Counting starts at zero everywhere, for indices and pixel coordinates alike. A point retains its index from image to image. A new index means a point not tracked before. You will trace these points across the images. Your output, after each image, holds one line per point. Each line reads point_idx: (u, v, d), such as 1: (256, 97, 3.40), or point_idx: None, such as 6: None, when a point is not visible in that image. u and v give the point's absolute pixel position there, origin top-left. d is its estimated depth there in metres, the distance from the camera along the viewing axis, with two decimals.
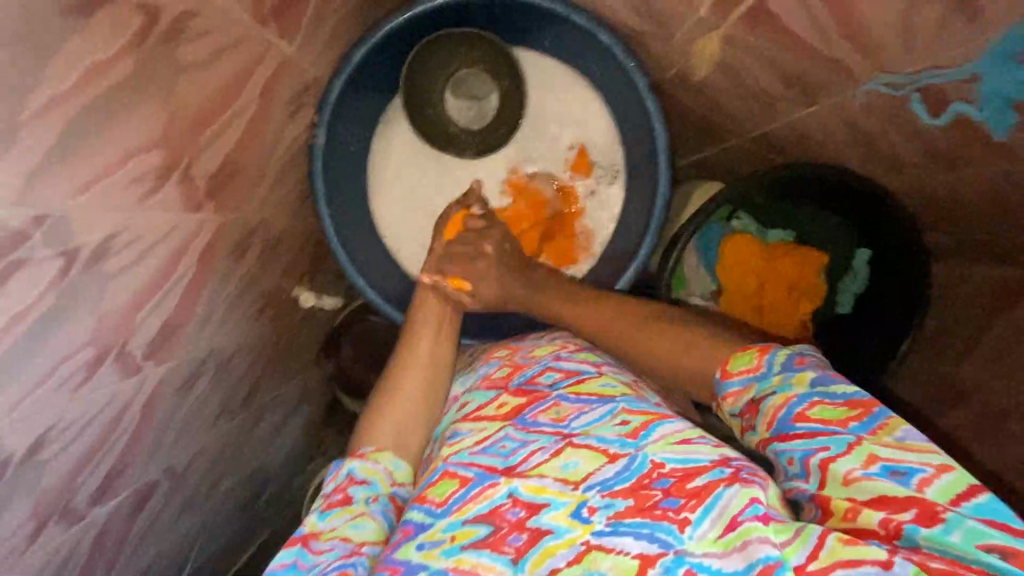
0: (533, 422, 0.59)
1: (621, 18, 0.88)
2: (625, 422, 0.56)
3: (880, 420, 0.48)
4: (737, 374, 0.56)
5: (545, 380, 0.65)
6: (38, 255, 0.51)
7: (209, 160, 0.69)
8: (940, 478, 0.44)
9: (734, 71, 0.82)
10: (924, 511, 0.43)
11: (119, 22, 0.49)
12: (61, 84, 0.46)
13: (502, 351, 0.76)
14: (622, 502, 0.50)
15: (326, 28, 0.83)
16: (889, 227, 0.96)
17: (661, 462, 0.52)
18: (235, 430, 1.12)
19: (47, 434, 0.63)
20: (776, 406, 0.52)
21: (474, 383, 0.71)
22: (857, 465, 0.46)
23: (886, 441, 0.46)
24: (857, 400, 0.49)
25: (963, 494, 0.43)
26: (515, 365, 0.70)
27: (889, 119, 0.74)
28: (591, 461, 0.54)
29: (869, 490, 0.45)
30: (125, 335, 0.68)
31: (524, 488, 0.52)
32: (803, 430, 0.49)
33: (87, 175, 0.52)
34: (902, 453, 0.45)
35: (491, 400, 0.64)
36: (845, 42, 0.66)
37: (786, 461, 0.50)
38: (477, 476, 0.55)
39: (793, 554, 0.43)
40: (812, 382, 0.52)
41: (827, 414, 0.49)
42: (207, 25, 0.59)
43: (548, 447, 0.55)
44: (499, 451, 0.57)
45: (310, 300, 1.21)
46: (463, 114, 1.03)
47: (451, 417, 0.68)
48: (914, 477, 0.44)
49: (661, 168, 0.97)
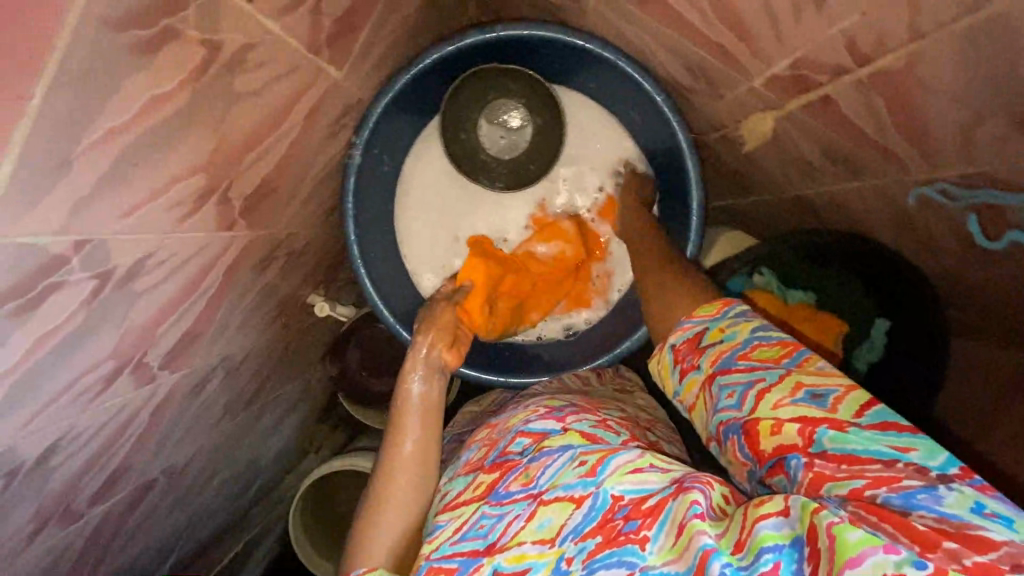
0: (506, 494, 0.56)
1: (670, 71, 0.87)
2: (583, 462, 0.54)
3: (806, 354, 0.52)
4: (699, 317, 0.60)
5: (516, 449, 0.61)
6: (74, 278, 0.51)
7: (248, 181, 0.69)
8: (849, 396, 0.48)
9: (779, 140, 0.81)
10: (832, 422, 0.46)
11: (183, 56, 0.48)
12: (119, 118, 0.45)
13: (483, 432, 0.71)
14: (592, 540, 0.48)
15: (375, 53, 0.82)
16: (913, 302, 0.97)
17: (619, 495, 0.50)
18: (236, 430, 1.12)
19: (58, 443, 0.63)
20: (721, 349, 0.56)
21: (455, 470, 0.67)
22: (786, 393, 0.49)
23: (811, 371, 0.50)
24: (789, 341, 0.54)
25: (866, 405, 0.47)
26: (492, 442, 0.65)
27: (932, 211, 0.73)
28: (562, 512, 0.51)
29: (792, 411, 0.48)
30: (145, 347, 0.68)
31: (506, 560, 0.50)
32: (743, 366, 0.53)
33: (131, 201, 0.52)
34: (821, 379, 0.49)
35: (469, 484, 0.61)
36: (900, 136, 0.64)
37: (724, 392, 0.53)
38: (461, 565, 0.52)
39: (728, 539, 0.44)
40: (754, 329, 0.56)
41: (764, 355, 0.53)
42: (265, 57, 0.58)
43: (522, 514, 0.53)
44: (477, 533, 0.54)
45: (324, 309, 1.15)
46: (496, 142, 1.03)
47: (434, 511, 0.63)
48: (829, 398, 0.48)
49: (691, 227, 0.97)
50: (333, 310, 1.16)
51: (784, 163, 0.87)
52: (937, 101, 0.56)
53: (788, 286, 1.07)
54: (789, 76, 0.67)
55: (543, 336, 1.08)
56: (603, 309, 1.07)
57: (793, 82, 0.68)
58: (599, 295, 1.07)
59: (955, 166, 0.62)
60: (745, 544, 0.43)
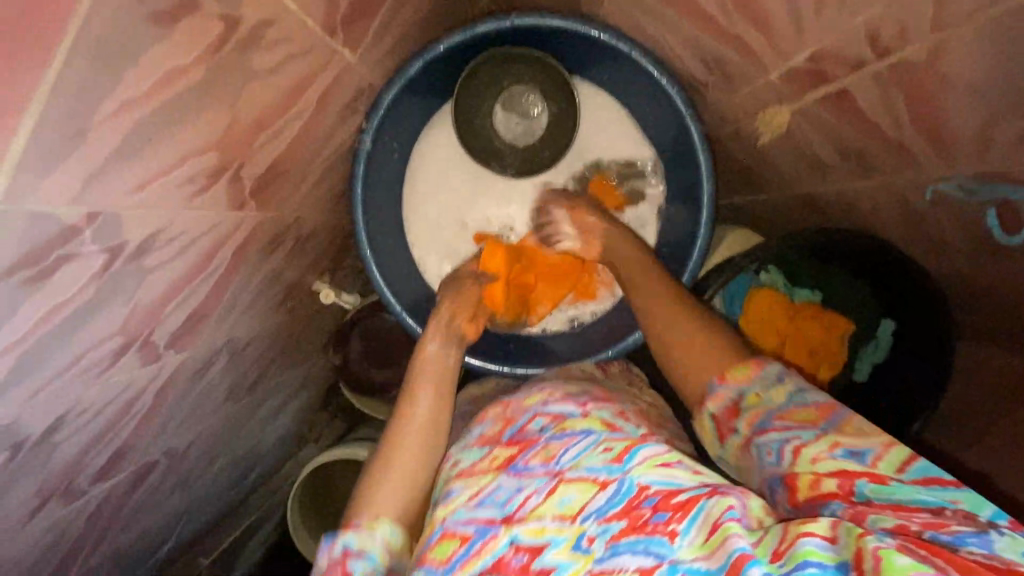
0: (525, 468, 0.56)
1: (685, 65, 0.87)
2: (609, 448, 0.54)
3: (842, 416, 0.54)
4: (730, 382, 0.61)
5: (535, 426, 0.61)
6: (85, 251, 0.50)
7: (260, 161, 0.68)
8: (888, 453, 0.49)
9: (793, 136, 0.81)
10: (873, 476, 0.48)
11: (200, 30, 0.48)
12: (135, 90, 0.45)
13: (495, 407, 0.70)
14: (617, 524, 0.49)
15: (389, 37, 0.82)
16: (919, 304, 0.95)
17: (647, 484, 0.50)
18: (237, 415, 1.12)
19: (63, 418, 0.63)
20: (756, 410, 0.58)
21: (466, 442, 0.66)
22: (824, 448, 0.51)
23: (849, 432, 0.52)
24: (824, 403, 0.56)
25: (906, 461, 0.48)
26: (506, 418, 0.65)
27: (945, 208, 0.72)
28: (584, 493, 0.52)
29: (832, 465, 0.50)
30: (152, 325, 0.67)
31: (524, 533, 0.51)
32: (779, 427, 0.55)
33: (144, 175, 0.51)
34: (859, 438, 0.51)
35: (484, 455, 0.61)
36: (917, 132, 0.64)
37: (765, 451, 0.55)
38: (477, 532, 0.53)
39: (766, 545, 0.44)
40: (789, 393, 0.58)
41: (802, 417, 0.55)
42: (281, 34, 0.58)
43: (541, 490, 0.53)
44: (494, 501, 0.55)
45: (330, 296, 1.16)
46: (512, 129, 1.03)
47: (444, 476, 0.64)
48: (868, 455, 0.49)
49: (701, 219, 0.96)
50: (339, 298, 1.18)
51: (795, 159, 0.86)
52: (957, 97, 0.56)
53: (794, 284, 1.08)
54: (807, 69, 0.67)
55: (549, 329, 1.08)
56: (609, 300, 1.07)
57: (812, 75, 0.67)
58: (605, 285, 1.07)
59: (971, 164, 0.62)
60: (784, 554, 0.43)
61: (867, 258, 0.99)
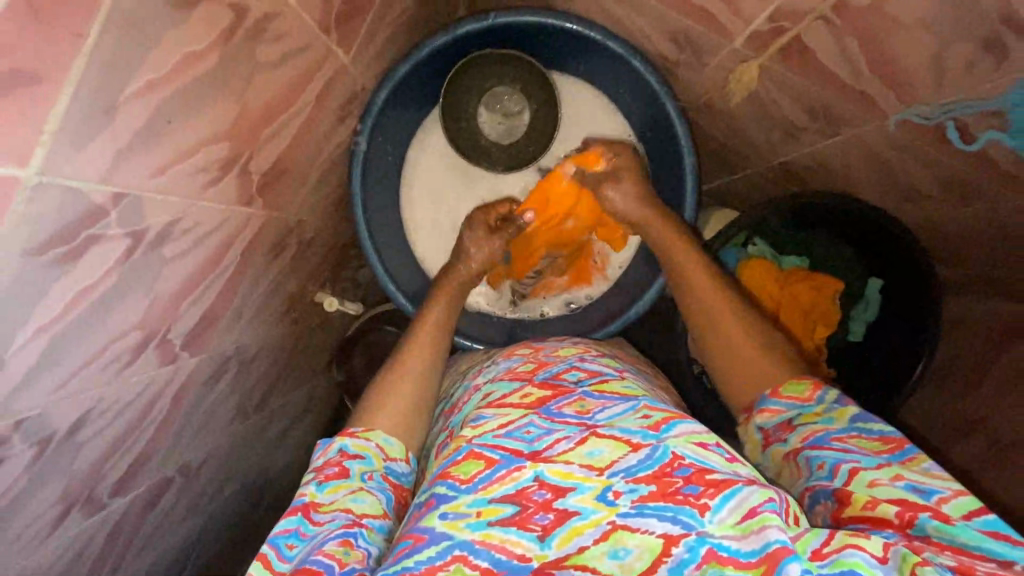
0: (558, 413, 0.57)
1: (656, 47, 0.93)
2: (646, 416, 0.56)
3: (912, 454, 0.51)
4: (786, 398, 0.60)
5: (570, 378, 0.64)
6: (110, 233, 0.53)
7: (265, 157, 0.72)
8: (956, 498, 0.47)
9: (761, 101, 0.87)
10: (937, 513, 0.46)
11: (215, 17, 0.53)
12: (157, 70, 0.49)
13: (525, 349, 0.73)
14: (646, 487, 0.49)
15: (378, 41, 0.87)
16: (902, 258, 0.98)
17: (681, 455, 0.51)
18: (248, 433, 1.08)
19: (87, 415, 0.63)
20: (815, 428, 0.56)
21: (496, 374, 0.68)
22: (884, 477, 0.49)
23: (915, 469, 0.50)
24: (892, 437, 0.54)
25: (975, 511, 0.46)
26: (539, 362, 0.67)
27: (908, 151, 0.78)
28: (614, 449, 0.52)
29: (890, 493, 0.48)
30: (169, 322, 0.68)
31: (550, 472, 0.51)
32: (837, 446, 0.54)
33: (163, 158, 0.54)
34: (926, 477, 0.49)
35: (515, 390, 0.62)
36: (875, 77, 0.69)
37: (815, 465, 0.54)
38: (504, 458, 0.52)
39: (810, 541, 0.45)
40: (853, 418, 0.56)
41: (864, 444, 0.53)
42: (282, 29, 0.63)
43: (572, 437, 0.54)
44: (522, 436, 0.54)
45: (333, 305, 1.14)
46: (495, 129, 1.08)
47: (473, 404, 0.64)
48: (934, 494, 0.47)
49: (687, 193, 1.01)
50: (343, 305, 1.17)
51: (767, 127, 0.92)
52: (905, 33, 0.62)
53: (782, 253, 1.12)
54: (767, 30, 0.73)
55: (548, 313, 1.11)
56: (605, 283, 1.10)
57: (772, 35, 0.73)
58: (600, 271, 1.11)
59: (927, 97, 0.67)
60: (826, 556, 0.44)
61: (852, 222, 1.02)
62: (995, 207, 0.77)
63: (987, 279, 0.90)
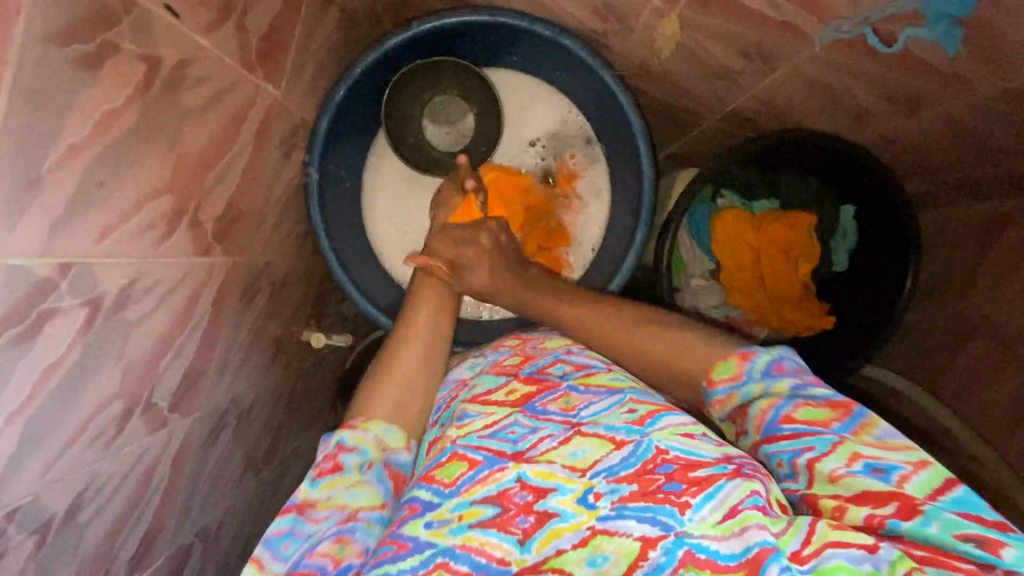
0: (543, 410, 0.56)
1: (579, 22, 0.93)
2: (632, 410, 0.54)
3: (860, 420, 0.48)
4: (719, 384, 0.56)
5: (555, 371, 0.61)
6: (66, 304, 0.52)
7: (215, 205, 0.72)
8: (918, 474, 0.45)
9: (692, 51, 0.87)
10: (904, 502, 0.44)
11: (125, 72, 0.53)
12: (77, 134, 0.50)
13: (512, 341, 0.72)
14: (627, 487, 0.48)
15: (308, 71, 0.88)
16: (866, 178, 0.97)
17: (665, 449, 0.50)
18: (261, 487, 1.05)
19: (82, 494, 0.62)
20: (763, 410, 0.51)
21: (482, 368, 0.66)
22: (841, 464, 0.46)
23: (867, 441, 0.47)
24: (836, 400, 0.50)
25: (940, 488, 0.44)
26: (526, 355, 0.65)
27: (841, 69, 0.78)
28: (599, 448, 0.51)
29: (855, 487, 0.45)
30: (151, 385, 0.68)
31: (532, 472, 0.50)
32: (788, 432, 0.49)
33: (103, 223, 0.54)
34: (883, 452, 0.46)
35: (500, 385, 0.60)
36: (794, 5, 0.69)
37: (775, 462, 0.50)
38: (486, 460, 0.52)
39: (793, 538, 0.44)
40: (791, 390, 0.52)
41: (811, 415, 0.49)
42: (203, 73, 0.64)
43: (556, 435, 0.53)
44: (507, 436, 0.54)
45: (321, 339, 1.13)
46: (442, 138, 1.09)
47: (455, 401, 0.63)
48: (894, 473, 0.45)
49: (643, 157, 1.00)
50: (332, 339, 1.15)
51: (708, 79, 0.92)
52: None
53: (752, 199, 1.12)
54: None
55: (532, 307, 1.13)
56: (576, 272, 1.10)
57: None
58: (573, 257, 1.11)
59: (846, 12, 0.67)
60: (807, 559, 0.43)
61: (820, 159, 1.02)
62: (943, 110, 0.77)
63: (957, 187, 0.91)
